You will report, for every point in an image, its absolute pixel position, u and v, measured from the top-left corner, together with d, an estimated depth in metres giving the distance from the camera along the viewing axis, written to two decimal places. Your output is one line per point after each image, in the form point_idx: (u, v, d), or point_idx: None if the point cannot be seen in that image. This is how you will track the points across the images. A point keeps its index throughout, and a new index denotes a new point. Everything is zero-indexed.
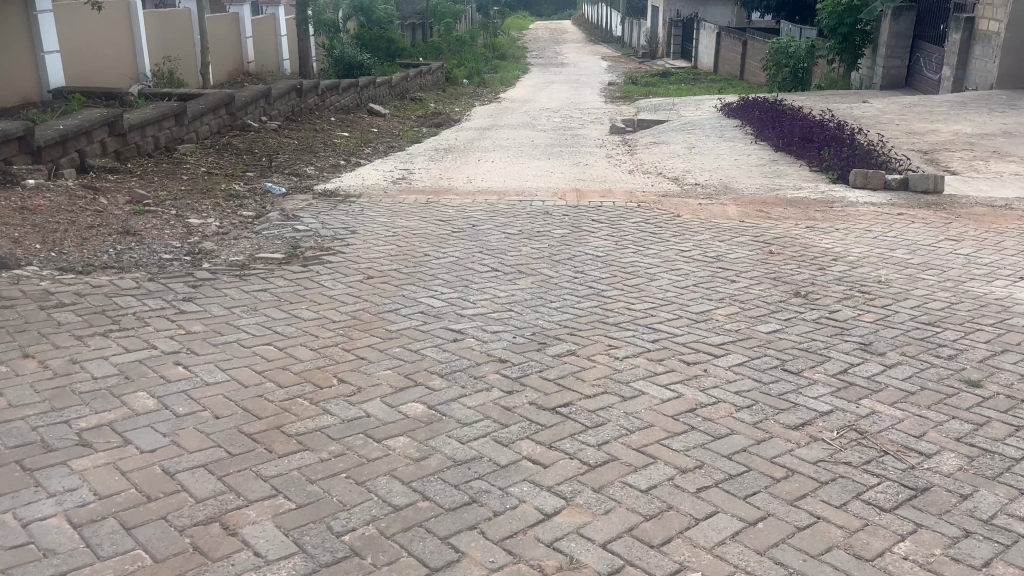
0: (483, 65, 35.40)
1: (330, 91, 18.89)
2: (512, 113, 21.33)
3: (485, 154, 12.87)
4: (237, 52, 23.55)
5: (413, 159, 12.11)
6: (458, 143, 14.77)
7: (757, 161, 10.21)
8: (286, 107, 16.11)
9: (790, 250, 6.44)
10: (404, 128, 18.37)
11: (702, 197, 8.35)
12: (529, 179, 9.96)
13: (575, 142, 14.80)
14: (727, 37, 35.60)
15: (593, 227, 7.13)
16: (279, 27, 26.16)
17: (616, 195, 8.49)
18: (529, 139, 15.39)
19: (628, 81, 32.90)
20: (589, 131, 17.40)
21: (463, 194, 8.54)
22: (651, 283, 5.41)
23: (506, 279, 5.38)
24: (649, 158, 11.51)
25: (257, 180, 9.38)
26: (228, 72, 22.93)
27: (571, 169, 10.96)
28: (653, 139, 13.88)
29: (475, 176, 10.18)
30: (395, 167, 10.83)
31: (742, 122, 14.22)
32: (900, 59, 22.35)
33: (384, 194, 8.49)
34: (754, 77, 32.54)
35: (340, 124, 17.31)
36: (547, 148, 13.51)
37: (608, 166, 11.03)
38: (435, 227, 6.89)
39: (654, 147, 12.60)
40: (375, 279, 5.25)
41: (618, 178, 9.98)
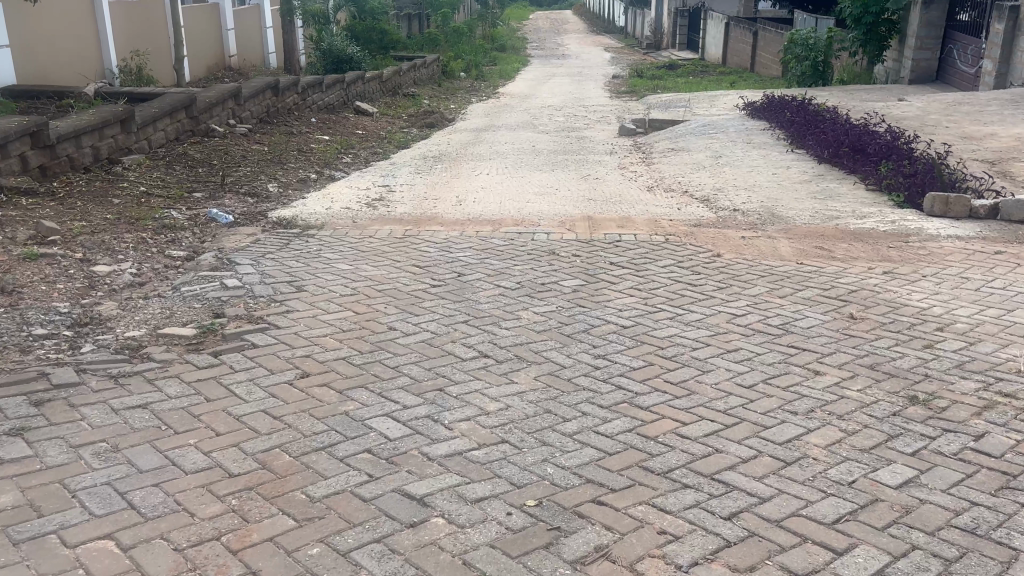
0: (481, 56, 33.73)
1: (313, 89, 17.30)
2: (513, 112, 19.77)
3: (480, 164, 11.32)
4: (216, 45, 21.95)
5: (396, 170, 10.58)
6: (451, 148, 13.25)
7: (799, 179, 8.68)
8: (260, 108, 14.51)
9: (876, 315, 4.89)
10: (393, 131, 16.79)
11: (742, 228, 6.81)
12: (530, 201, 8.43)
13: (581, 146, 13.27)
14: (737, 28, 33.96)
15: (611, 276, 5.57)
16: (263, 18, 24.54)
17: (636, 225, 6.95)
18: (530, 143, 13.85)
19: (634, 74, 31.26)
20: (596, 133, 15.87)
21: (452, 223, 7.01)
22: (701, 381, 3.85)
23: (496, 375, 3.83)
24: (669, 170, 9.94)
25: (204, 204, 7.85)
26: (207, 67, 21.36)
27: (580, 185, 9.42)
28: (670, 144, 12.32)
29: (467, 196, 8.65)
30: (372, 183, 9.31)
31: (771, 125, 12.69)
32: (931, 51, 20.77)
33: (353, 223, 6.96)
34: (767, 69, 30.96)
35: (322, 125, 15.78)
36: (552, 156, 11.95)
37: (623, 182, 9.47)
38: (408, 278, 5.33)
39: (673, 156, 11.07)
40: (310, 378, 3.69)
41: (636, 200, 8.43)
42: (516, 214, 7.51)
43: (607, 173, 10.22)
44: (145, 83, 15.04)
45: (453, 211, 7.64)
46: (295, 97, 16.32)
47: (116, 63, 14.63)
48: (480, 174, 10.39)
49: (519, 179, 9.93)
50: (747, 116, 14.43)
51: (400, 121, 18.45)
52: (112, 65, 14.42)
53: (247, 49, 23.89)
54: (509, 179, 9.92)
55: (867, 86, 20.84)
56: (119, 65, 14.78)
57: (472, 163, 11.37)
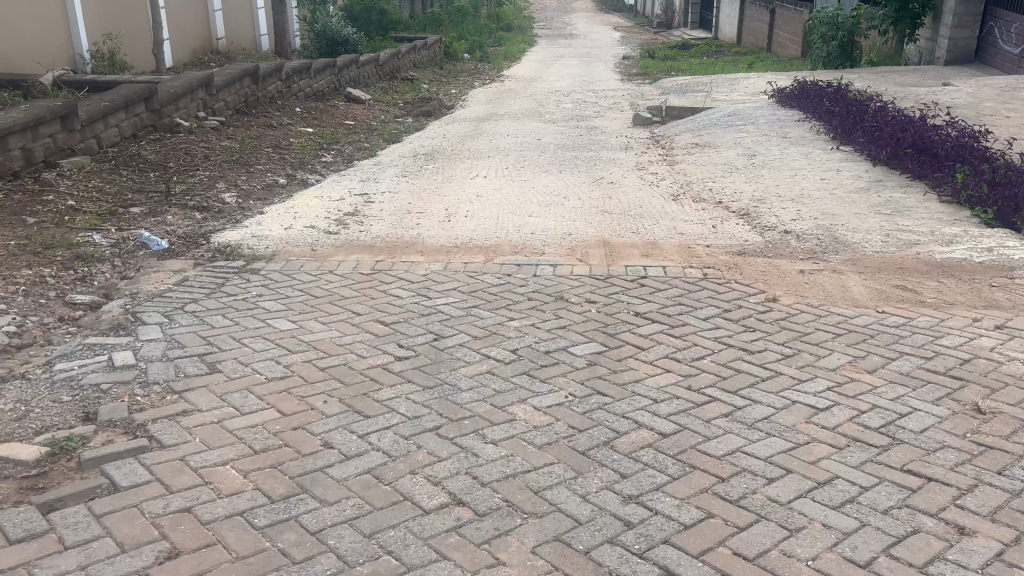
0: (485, 36, 32.11)
1: (299, 75, 15.90)
2: (517, 97, 18.30)
3: (477, 163, 9.94)
4: (201, 27, 20.49)
5: (379, 172, 9.21)
6: (448, 143, 11.88)
7: (854, 187, 7.29)
8: (236, 98, 13.13)
9: (1013, 405, 3.51)
10: (386, 122, 15.37)
11: (797, 260, 5.44)
12: (532, 215, 7.08)
13: (593, 139, 11.89)
14: (754, 6, 32.22)
15: (638, 336, 4.21)
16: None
17: (664, 253, 5.59)
18: (535, 136, 12.45)
19: (645, 55, 29.70)
20: (608, 122, 14.48)
21: (436, 250, 5.66)
22: (790, 554, 2.51)
23: (475, 547, 2.49)
24: (696, 172, 8.54)
25: (142, 223, 6.52)
26: (191, 50, 19.92)
27: (593, 191, 8.07)
28: (692, 138, 10.91)
29: (459, 208, 7.29)
30: (346, 190, 7.94)
31: (808, 115, 11.28)
32: (969, 29, 19.24)
33: (313, 253, 5.61)
34: (785, 48, 29.44)
35: (308, 115, 14.41)
36: (558, 153, 10.56)
37: (643, 188, 8.08)
38: (367, 344, 3.98)
39: (701, 153, 9.65)
40: (182, 563, 2.38)
41: (661, 214, 7.05)
42: (516, 236, 6.15)
43: (625, 175, 8.83)
44: (120, 70, 13.42)
45: (438, 232, 6.29)
46: (278, 84, 14.92)
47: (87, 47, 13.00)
48: (477, 176, 9.02)
49: (520, 183, 8.54)
50: (777, 104, 12.96)
51: (395, 110, 17.04)
52: (83, 49, 12.78)
53: (237, 31, 22.42)
54: (509, 183, 8.55)
55: (898, 68, 19.28)
56: (91, 49, 13.03)
57: (468, 162, 10.00)
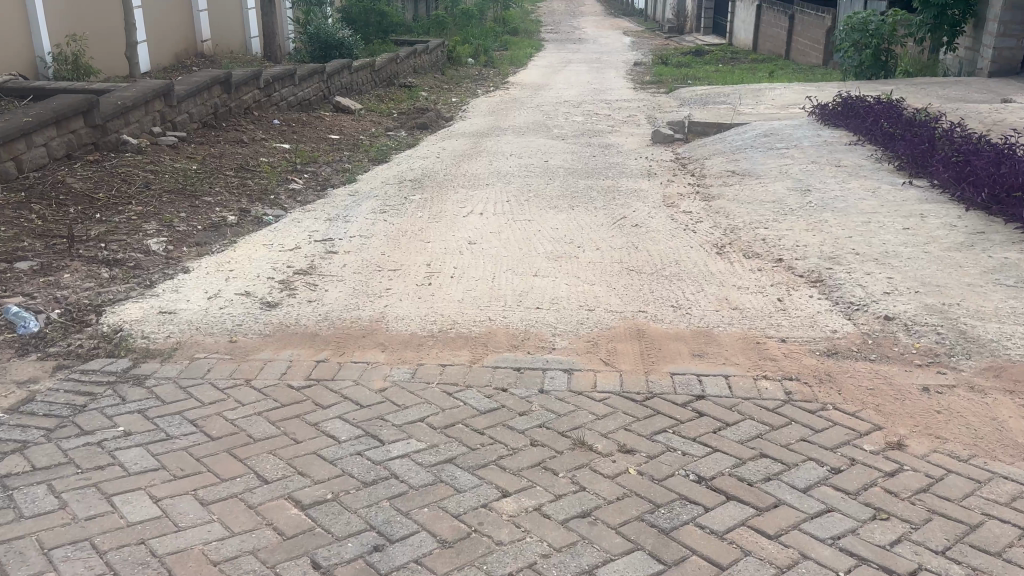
0: (490, 40, 30.57)
1: (280, 83, 14.35)
2: (521, 109, 16.71)
3: (472, 194, 8.34)
4: (184, 28, 18.94)
5: (354, 205, 7.63)
6: (442, 164, 10.33)
7: (950, 241, 5.71)
8: (203, 110, 11.56)
9: None
10: (374, 137, 13.81)
11: (913, 369, 3.84)
12: (535, 275, 5.49)
13: (608, 162, 10.33)
14: (772, 11, 30.64)
15: (705, 534, 2.62)
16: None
17: (723, 352, 3.99)
18: (541, 157, 10.87)
19: (658, 61, 28.18)
20: (624, 139, 12.92)
21: (402, 342, 4.06)
22: None
23: None
24: (739, 214, 6.95)
25: (25, 287, 4.93)
26: (173, 53, 18.35)
27: (613, 235, 6.51)
28: (725, 163, 9.35)
29: (444, 263, 5.70)
30: (305, 233, 6.36)
31: (860, 137, 9.71)
32: (1016, 38, 17.53)
33: (231, 347, 4.02)
34: (805, 57, 27.91)
35: (287, 129, 12.86)
36: (569, 180, 8.97)
37: (678, 235, 6.48)
38: (260, 563, 2.41)
39: (740, 185, 8.05)
40: None
41: (705, 275, 5.45)
42: (516, 313, 4.56)
43: (652, 214, 7.23)
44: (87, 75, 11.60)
45: (412, 307, 4.69)
46: (254, 92, 13.35)
47: (48, 48, 11.26)
48: (471, 212, 7.45)
49: (523, 224, 6.94)
50: (820, 122, 11.33)
51: (387, 122, 15.49)
52: (41, 51, 11.06)
53: (225, 32, 20.85)
54: (509, 224, 6.96)
55: (938, 81, 17.69)
56: (51, 50, 11.30)
57: (460, 193, 8.42)
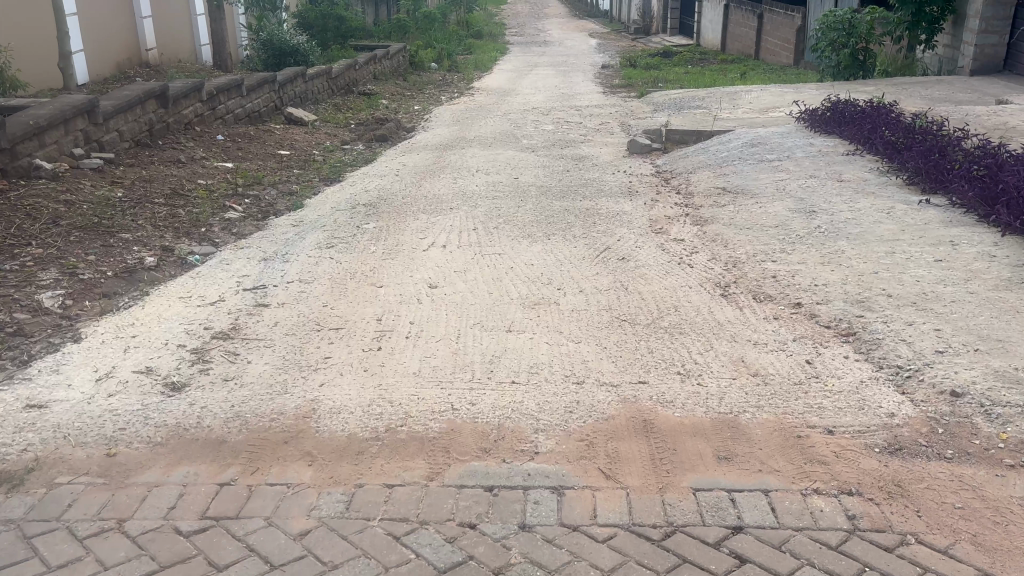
0: (454, 44, 29.66)
1: (225, 94, 13.29)
2: (487, 117, 15.75)
3: (434, 220, 7.39)
4: (127, 36, 17.74)
5: (297, 238, 6.64)
6: (401, 183, 9.36)
7: (994, 276, 4.86)
8: (135, 126, 10.51)
9: None
10: (329, 151, 12.81)
11: (1007, 471, 2.94)
12: (509, 330, 4.55)
13: (584, 178, 9.45)
14: (740, 10, 29.98)
15: None
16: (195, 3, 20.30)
17: (756, 450, 3.08)
18: (511, 173, 9.94)
19: (626, 63, 27.44)
20: (598, 150, 12.06)
21: (339, 450, 3.08)
22: None
23: None
24: (738, 242, 6.09)
25: None
26: (114, 62, 17.12)
27: (598, 272, 5.61)
28: (713, 178, 8.50)
29: (398, 316, 4.75)
30: (233, 280, 5.38)
31: (858, 146, 8.91)
32: (998, 35, 16.69)
33: (107, 466, 3.01)
34: (774, 56, 27.32)
35: (233, 145, 11.82)
36: (542, 202, 8.05)
37: (671, 271, 5.58)
38: None
39: (733, 206, 7.19)
40: None
41: (710, 326, 4.56)
42: (486, 392, 3.63)
43: (638, 243, 6.33)
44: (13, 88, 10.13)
45: (355, 389, 3.74)
46: (195, 105, 12.28)
47: None
48: (432, 245, 6.50)
49: (494, 260, 5.99)
50: (810, 130, 10.51)
51: (344, 134, 14.48)
52: None
53: (172, 40, 19.61)
54: (476, 260, 6.02)
55: (919, 81, 17.01)
56: None
57: (420, 219, 7.46)
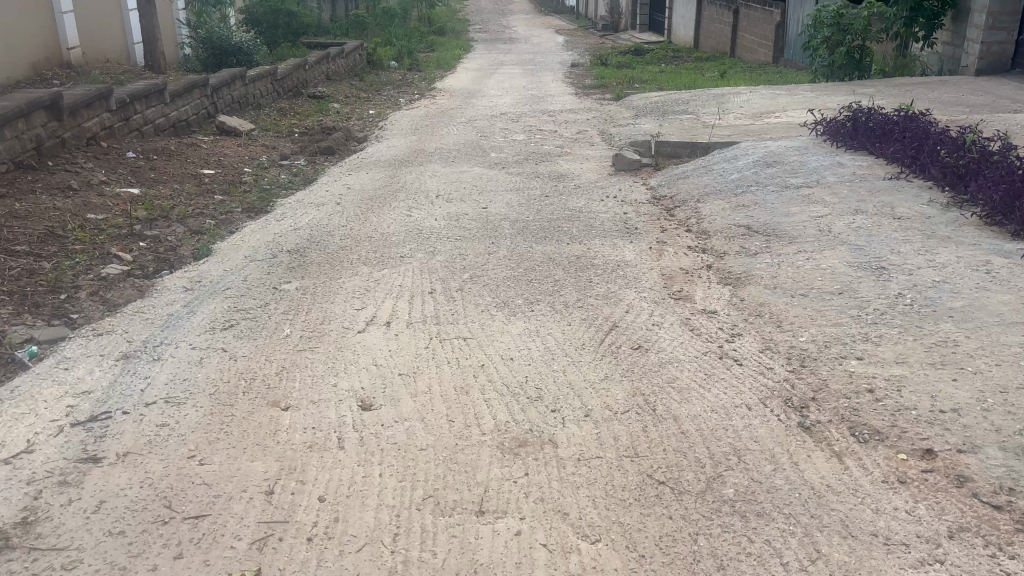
0: (415, 41, 27.86)
1: (139, 102, 11.32)
2: (450, 124, 13.98)
3: (379, 277, 5.62)
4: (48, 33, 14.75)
5: (185, 314, 4.84)
6: (342, 216, 7.62)
7: None
8: (15, 144, 8.59)
9: None
10: (264, 167, 10.99)
11: None
12: (481, 515, 2.81)
13: (568, 208, 7.80)
14: (713, 5, 28.50)
15: None
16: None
17: None
18: (478, 202, 8.20)
19: (597, 61, 25.80)
20: (579, 167, 10.40)
21: None
22: None
23: None
24: (796, 320, 4.40)
25: None
26: (33, 65, 14.19)
27: (608, 371, 3.93)
28: (727, 211, 6.91)
29: (304, 484, 3.00)
30: (62, 406, 3.57)
31: (903, 166, 7.34)
32: (1007, 31, 15.03)
33: None
34: (752, 54, 25.82)
35: (144, 163, 9.95)
36: (519, 246, 6.34)
37: (713, 374, 3.86)
38: None
39: (770, 257, 5.52)
40: None
41: (802, 502, 2.87)
42: None
43: (656, 317, 4.64)
44: None
45: None
46: (101, 115, 10.36)
47: None
48: (372, 322, 4.73)
49: (457, 351, 4.23)
50: (830, 144, 8.94)
51: (285, 145, 12.63)
52: None
53: (101, 36, 16.72)
54: (432, 350, 4.25)
55: (924, 81, 15.49)
56: None
57: (358, 275, 5.68)
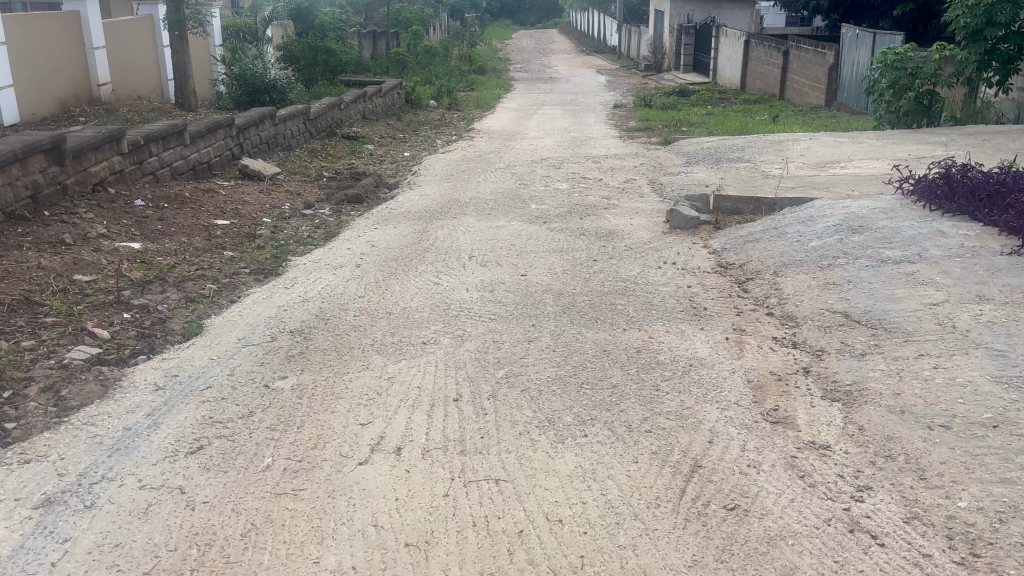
0: (454, 80, 27.16)
1: (154, 144, 10.50)
2: (487, 170, 13.04)
3: (394, 373, 4.57)
4: (76, 68, 13.79)
5: (146, 427, 3.82)
6: (359, 283, 6.59)
7: None
8: (7, 192, 7.74)
9: None
10: (284, 216, 10.10)
11: None
12: None
13: (622, 277, 6.70)
14: (762, 46, 27.44)
15: None
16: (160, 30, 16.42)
17: None
18: (516, 266, 7.16)
19: (641, 102, 24.86)
20: (630, 223, 9.32)
21: None
22: None
23: None
24: (945, 469, 3.27)
25: None
26: (58, 99, 13.23)
27: (697, 555, 2.84)
28: (814, 291, 5.78)
29: None
30: None
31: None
32: None
33: None
34: (802, 96, 24.70)
35: (153, 212, 9.09)
36: (565, 330, 5.26)
37: (842, 569, 2.78)
38: None
39: (884, 362, 4.38)
40: None
41: None
42: None
43: (749, 456, 3.54)
44: None
45: None
46: (112, 159, 9.54)
47: None
48: (380, 446, 3.68)
49: (487, 501, 3.18)
50: (923, 206, 7.78)
51: (310, 191, 11.75)
52: None
53: (135, 68, 15.68)
54: (452, 500, 3.20)
55: (1004, 131, 14.25)
56: None
57: (369, 369, 4.64)
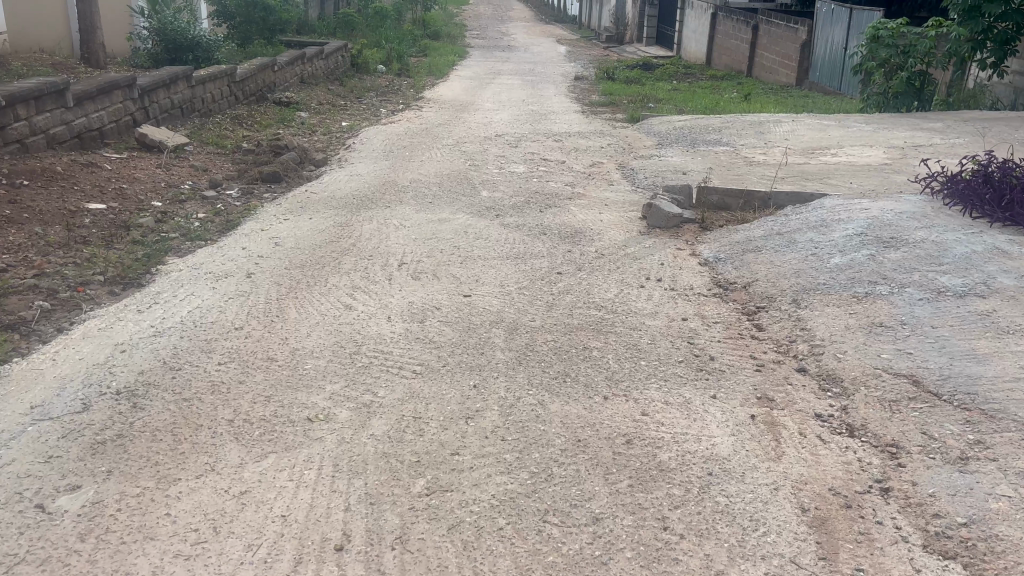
0: (406, 45, 25.17)
1: (21, 106, 8.56)
2: (431, 147, 11.29)
3: (251, 484, 2.94)
4: None
5: None
6: (241, 304, 4.89)
7: None
8: None
9: None
10: (180, 198, 8.30)
11: None
12: None
13: (596, 301, 5.12)
14: (730, 20, 25.86)
15: None
16: None
17: None
18: (456, 282, 5.51)
19: (604, 75, 23.20)
20: (599, 219, 7.73)
21: None
22: None
23: None
24: None
25: None
26: None
27: None
28: (855, 338, 4.24)
29: None
30: None
31: None
32: None
33: None
34: (771, 74, 23.26)
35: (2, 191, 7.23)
36: (519, 396, 3.64)
37: None
38: None
39: (1006, 481, 2.86)
40: None
41: None
42: None
43: None
44: None
45: None
46: None
47: None
48: None
49: None
50: (960, 213, 6.29)
51: (219, 168, 9.93)
52: None
53: (34, 13, 12.82)
54: None
55: (1004, 120, 12.87)
56: None
57: (213, 475, 3.00)
